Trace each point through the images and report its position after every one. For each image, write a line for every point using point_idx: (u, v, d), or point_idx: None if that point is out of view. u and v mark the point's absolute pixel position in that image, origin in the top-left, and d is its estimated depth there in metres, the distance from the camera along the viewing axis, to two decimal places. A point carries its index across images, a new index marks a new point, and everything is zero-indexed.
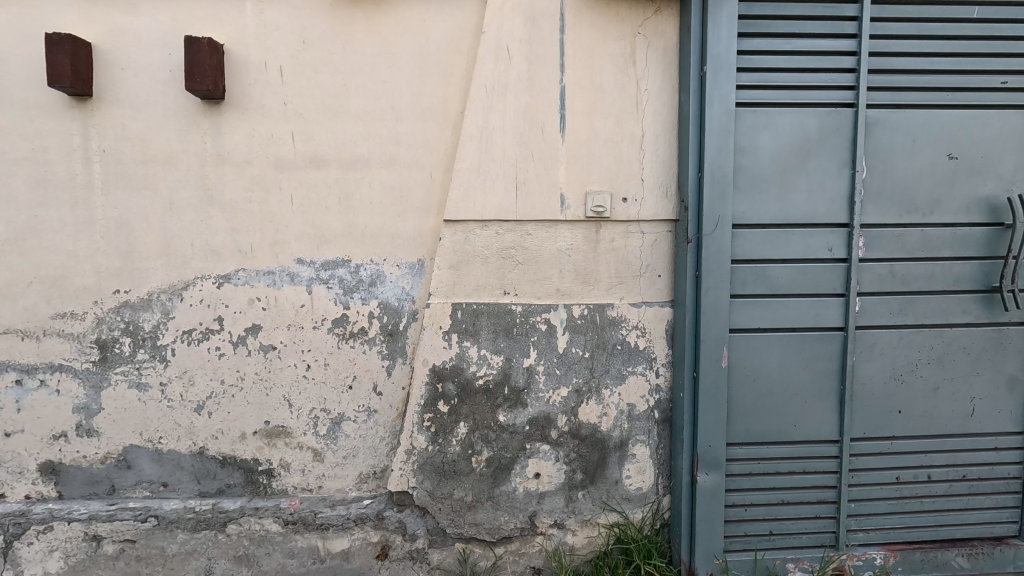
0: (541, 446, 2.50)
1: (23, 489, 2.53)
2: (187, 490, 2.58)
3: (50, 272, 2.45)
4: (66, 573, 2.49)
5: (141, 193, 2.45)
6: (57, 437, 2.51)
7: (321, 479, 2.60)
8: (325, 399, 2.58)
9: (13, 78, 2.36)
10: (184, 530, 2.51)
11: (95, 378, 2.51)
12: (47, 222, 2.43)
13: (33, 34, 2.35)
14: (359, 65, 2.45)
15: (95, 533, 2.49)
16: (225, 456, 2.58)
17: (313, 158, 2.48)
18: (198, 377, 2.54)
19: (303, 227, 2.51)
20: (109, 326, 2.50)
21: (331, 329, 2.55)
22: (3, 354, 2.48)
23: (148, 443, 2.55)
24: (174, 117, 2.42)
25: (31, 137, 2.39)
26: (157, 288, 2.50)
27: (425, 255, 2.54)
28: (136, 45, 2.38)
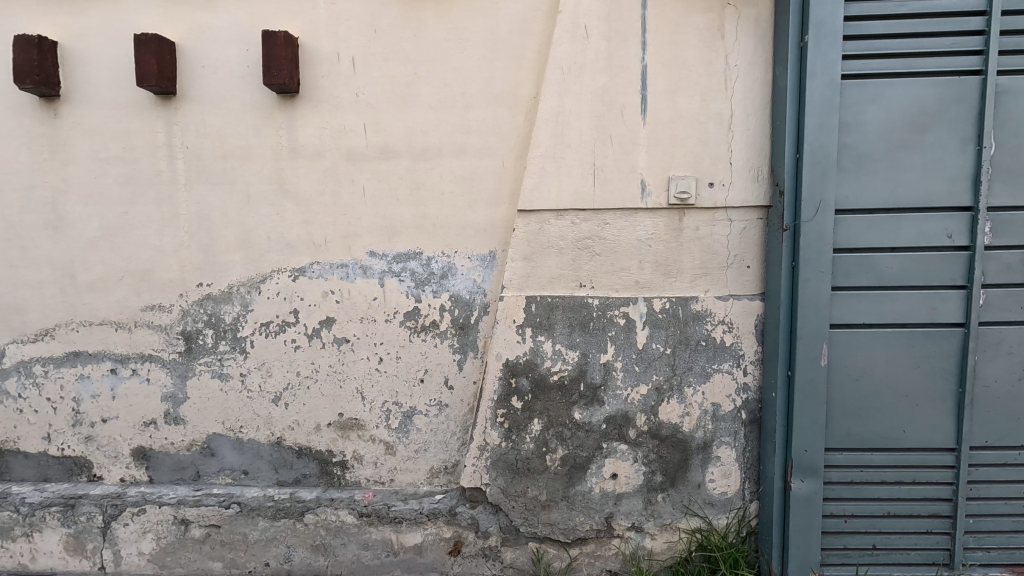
0: (619, 445, 2.39)
1: (118, 472, 2.66)
2: (266, 478, 2.63)
3: (139, 266, 2.55)
4: (157, 554, 2.59)
5: (221, 188, 2.50)
6: (147, 425, 2.62)
7: (393, 472, 2.61)
8: (397, 392, 2.57)
9: (104, 80, 2.45)
10: (264, 518, 2.56)
11: (181, 368, 2.60)
12: (136, 218, 2.53)
13: (121, 35, 2.43)
14: (430, 52, 2.39)
15: (184, 517, 2.57)
16: (301, 447, 2.62)
17: (385, 149, 2.45)
18: (276, 369, 2.58)
19: (374, 220, 2.49)
20: (193, 318, 2.57)
21: (402, 322, 2.53)
22: (98, 344, 2.60)
23: (230, 432, 2.62)
24: (251, 113, 2.45)
25: (120, 136, 2.48)
26: (236, 281, 2.55)
27: (497, 247, 2.47)
28: (214, 42, 2.42)
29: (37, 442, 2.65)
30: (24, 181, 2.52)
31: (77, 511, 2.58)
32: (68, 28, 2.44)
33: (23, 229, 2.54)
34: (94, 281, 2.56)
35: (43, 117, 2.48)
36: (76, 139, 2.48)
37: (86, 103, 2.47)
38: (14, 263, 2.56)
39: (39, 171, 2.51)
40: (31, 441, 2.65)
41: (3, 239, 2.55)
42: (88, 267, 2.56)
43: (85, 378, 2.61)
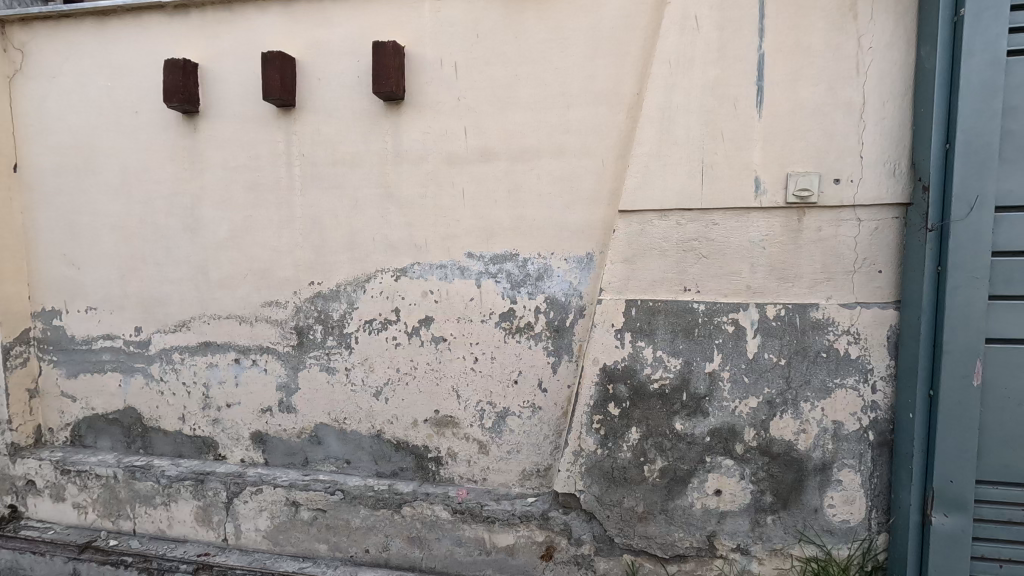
0: (724, 460, 2.24)
1: (239, 453, 2.91)
2: (367, 468, 2.76)
3: (260, 265, 2.77)
4: (271, 532, 2.78)
5: (332, 193, 2.65)
6: (263, 411, 2.85)
7: (485, 471, 2.63)
8: (491, 392, 2.59)
9: (235, 95, 2.69)
10: (365, 506, 2.66)
11: (294, 360, 2.79)
12: (258, 221, 2.75)
13: (249, 53, 2.65)
14: (531, 53, 2.38)
15: (294, 499, 2.74)
16: (399, 441, 2.72)
17: (484, 151, 2.47)
18: (377, 364, 2.70)
19: (472, 222, 2.52)
20: (305, 314, 2.75)
21: (498, 323, 2.54)
22: (225, 336, 2.86)
23: (335, 422, 2.78)
24: (360, 121, 2.57)
25: (247, 147, 2.71)
26: (344, 280, 2.69)
27: (595, 248, 2.41)
28: (329, 56, 2.57)
29: (174, 421, 2.97)
30: (168, 189, 2.82)
31: (206, 486, 2.83)
32: (205, 50, 2.70)
33: (166, 231, 2.86)
34: (223, 278, 2.82)
35: (185, 131, 2.76)
36: (210, 150, 2.75)
37: (219, 118, 2.72)
38: (159, 262, 2.88)
39: (180, 180, 2.81)
40: (169, 420, 2.97)
41: (151, 241, 2.87)
42: (218, 265, 2.82)
43: (213, 366, 2.88)
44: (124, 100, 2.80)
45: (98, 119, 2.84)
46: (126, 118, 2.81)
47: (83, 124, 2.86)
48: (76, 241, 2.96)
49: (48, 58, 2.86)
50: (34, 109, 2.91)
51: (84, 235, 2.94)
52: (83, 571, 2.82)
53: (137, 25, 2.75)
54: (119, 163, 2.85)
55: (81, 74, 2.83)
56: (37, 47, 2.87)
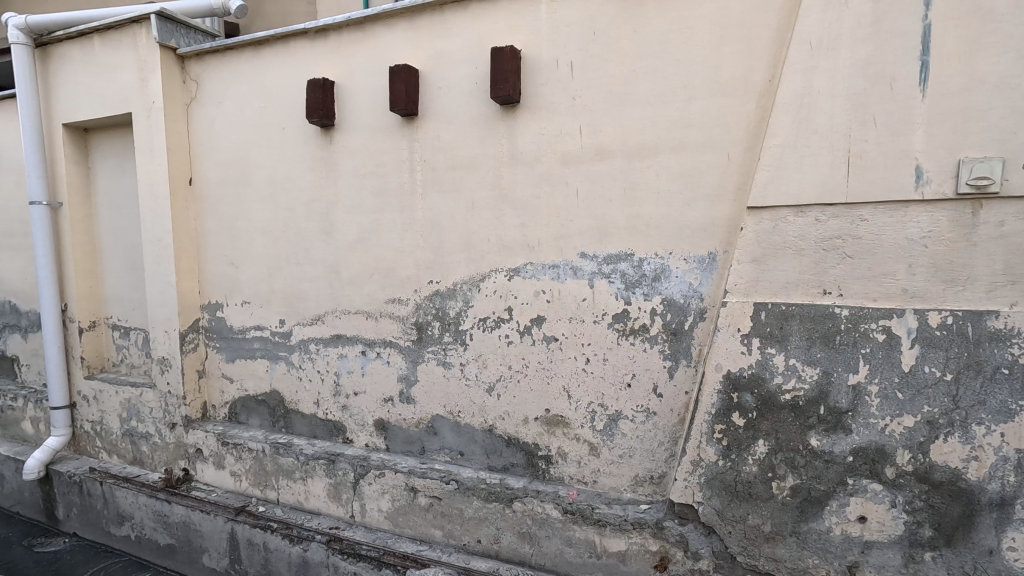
0: (870, 483, 1.98)
1: (364, 438, 3.16)
2: (479, 461, 2.86)
3: (385, 264, 2.98)
4: (391, 514, 2.98)
5: (450, 196, 2.77)
6: (386, 401, 3.07)
7: (596, 473, 2.60)
8: (603, 394, 2.55)
9: (364, 108, 2.92)
10: (478, 498, 2.76)
11: (414, 354, 2.97)
12: (384, 224, 2.95)
13: (378, 68, 2.86)
14: (650, 46, 2.30)
15: (412, 485, 2.91)
16: (510, 437, 2.78)
17: (600, 150, 2.43)
18: (490, 361, 2.78)
19: (586, 221, 2.49)
20: (424, 311, 2.91)
21: (611, 324, 2.50)
22: (354, 330, 3.11)
23: (450, 415, 2.91)
24: (478, 125, 2.66)
25: (375, 155, 2.93)
26: (460, 279, 2.81)
27: (719, 248, 2.27)
28: (449, 65, 2.69)
29: (310, 405, 3.29)
30: (308, 196, 3.14)
31: (336, 466, 3.11)
32: (340, 69, 2.96)
33: (306, 234, 3.18)
34: (353, 277, 3.08)
35: (322, 144, 3.05)
36: (343, 159, 3.01)
37: (351, 130, 2.97)
38: (300, 262, 3.21)
39: (318, 188, 3.11)
40: (307, 404, 3.30)
41: (293, 243, 3.21)
42: (349, 265, 3.08)
43: (343, 357, 3.16)
44: (273, 118, 3.16)
45: (252, 137, 3.24)
46: (275, 134, 3.17)
47: (241, 141, 3.28)
48: (234, 243, 3.40)
49: (215, 86, 3.32)
50: (204, 130, 3.39)
51: (241, 238, 3.37)
52: (238, 531, 3.22)
53: (285, 50, 3.08)
54: (270, 174, 3.22)
55: (240, 98, 3.24)
56: (208, 76, 3.34)
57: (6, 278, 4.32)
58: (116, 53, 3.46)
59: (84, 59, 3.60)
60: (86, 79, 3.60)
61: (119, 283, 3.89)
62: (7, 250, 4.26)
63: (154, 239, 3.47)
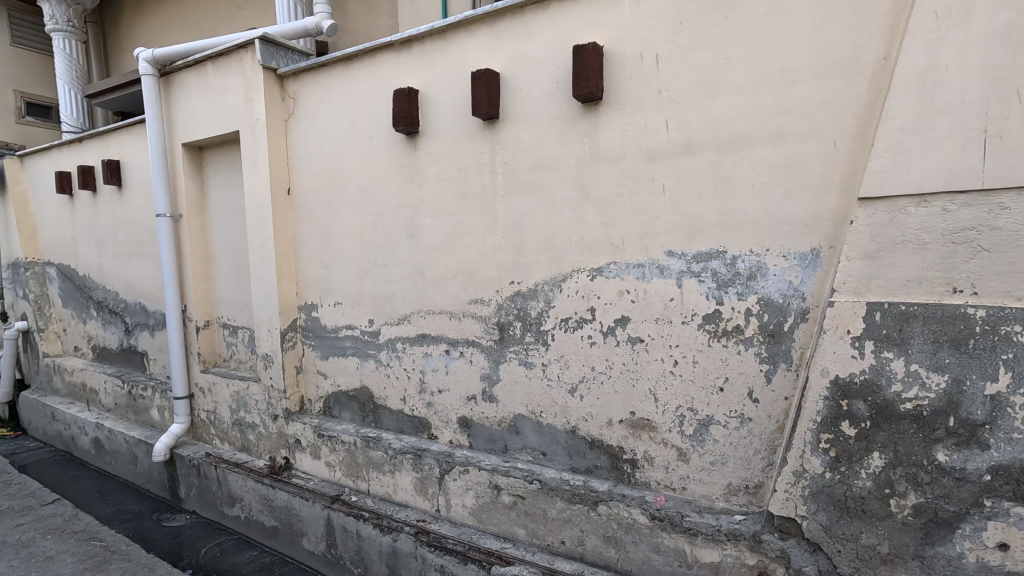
0: (1014, 507, 1.73)
1: (448, 435, 3.25)
2: (562, 462, 2.85)
3: (467, 266, 3.05)
4: (476, 510, 3.04)
5: (531, 197, 2.78)
6: (469, 399, 3.13)
7: (685, 480, 2.51)
8: (692, 398, 2.45)
9: (447, 114, 3.00)
10: (562, 499, 2.74)
11: (496, 354, 3.01)
12: (466, 227, 3.02)
13: (460, 74, 2.93)
14: (744, 31, 2.18)
15: (496, 483, 2.95)
16: (594, 439, 2.74)
17: (688, 143, 2.34)
18: (573, 362, 2.75)
19: (673, 218, 2.41)
20: (506, 312, 2.94)
21: (700, 325, 2.39)
22: (438, 329, 3.20)
23: (532, 415, 2.92)
24: (559, 125, 2.65)
25: (457, 160, 3.00)
26: (541, 280, 2.80)
27: (824, 243, 2.11)
28: (530, 66, 2.70)
29: (397, 401, 3.44)
30: (394, 202, 3.28)
31: (422, 461, 3.21)
32: (424, 77, 3.06)
33: (393, 238, 3.32)
34: (436, 278, 3.17)
35: (407, 151, 3.17)
36: (427, 164, 3.11)
37: (434, 136, 3.06)
38: (387, 264, 3.36)
39: (403, 194, 3.23)
40: (394, 400, 3.45)
41: (381, 247, 3.37)
42: (433, 267, 3.18)
43: (428, 355, 3.26)
44: (362, 129, 3.33)
45: (343, 147, 3.43)
46: (364, 143, 3.34)
47: (333, 152, 3.49)
48: (328, 248, 3.62)
49: (310, 102, 3.56)
50: (301, 143, 3.64)
51: (333, 243, 3.58)
52: (334, 518, 3.43)
53: (373, 63, 3.24)
54: (359, 182, 3.40)
55: (332, 111, 3.45)
56: (304, 93, 3.59)
57: (137, 282, 4.89)
58: (226, 77, 3.81)
59: (199, 84, 3.99)
60: (201, 101, 3.99)
61: (229, 286, 4.28)
62: (137, 258, 4.82)
63: (259, 245, 3.78)
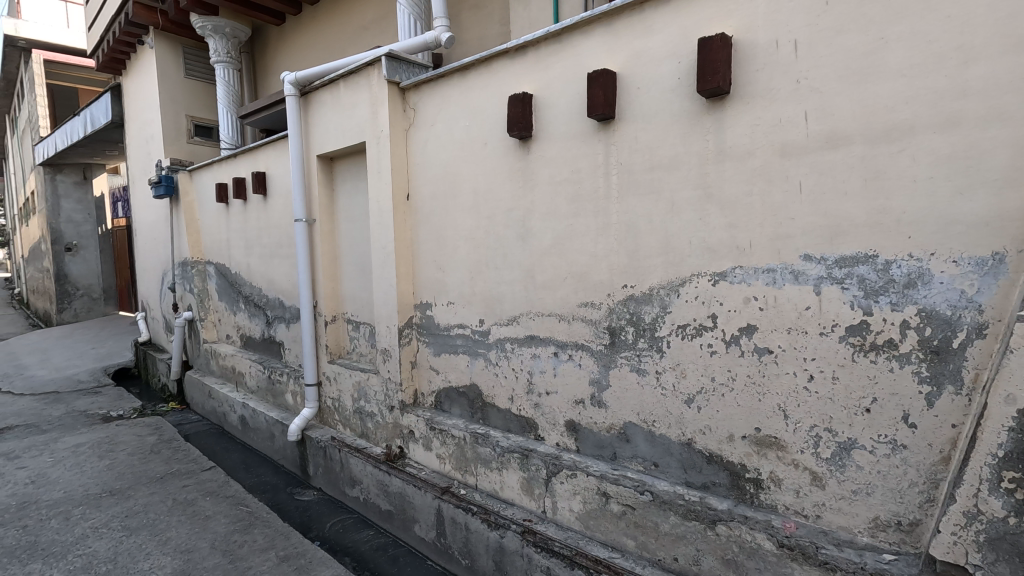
0: None
1: (555, 437, 3.25)
2: (676, 475, 2.72)
3: (578, 268, 3.02)
4: (583, 515, 3.00)
5: (648, 198, 2.69)
6: (577, 403, 3.11)
7: (820, 507, 2.27)
8: (831, 418, 2.21)
9: (561, 116, 3.00)
10: (675, 513, 2.62)
11: (606, 359, 2.95)
12: (578, 229, 2.99)
13: (576, 76, 2.92)
14: (907, 6, 1.93)
15: (605, 491, 2.89)
16: (712, 453, 2.59)
17: (832, 136, 2.11)
18: (690, 371, 2.62)
19: (812, 219, 2.19)
20: (618, 316, 2.87)
21: (842, 337, 2.15)
22: (547, 331, 3.21)
23: (644, 423, 2.83)
24: (680, 122, 2.53)
25: (570, 162, 2.98)
26: (657, 284, 2.70)
27: (1010, 246, 1.79)
28: (649, 63, 2.62)
29: (505, 400, 3.51)
30: (506, 205, 3.35)
31: (529, 461, 3.25)
32: (538, 81, 3.09)
33: (504, 241, 3.39)
34: (546, 280, 3.18)
35: (520, 155, 3.22)
36: (539, 167, 3.13)
37: (547, 139, 3.07)
38: (498, 266, 3.44)
39: (515, 197, 3.29)
40: (502, 399, 3.53)
41: (493, 249, 3.46)
42: (543, 269, 3.19)
43: (536, 357, 3.29)
44: (476, 135, 3.45)
45: (459, 153, 3.58)
46: (478, 149, 3.45)
47: (449, 158, 3.65)
48: (442, 250, 3.80)
49: (429, 112, 3.75)
50: (420, 151, 3.86)
51: (447, 245, 3.75)
52: (444, 508, 3.59)
53: (489, 70, 3.34)
54: (473, 186, 3.52)
55: (449, 120, 3.62)
56: (423, 104, 3.79)
57: (277, 280, 5.51)
58: (355, 93, 4.16)
59: (332, 101, 4.39)
60: (334, 117, 4.39)
61: (353, 285, 4.67)
62: (278, 258, 5.43)
63: (381, 248, 4.06)
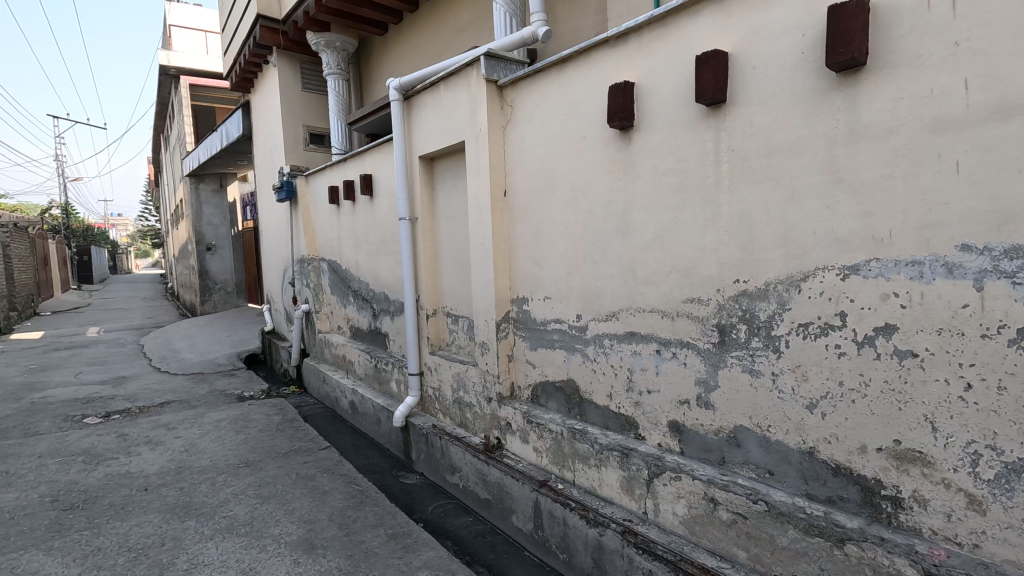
0: None
1: (657, 437, 3.15)
2: (795, 486, 2.51)
3: (683, 263, 2.87)
4: (688, 520, 2.87)
5: (764, 185, 2.49)
6: (682, 403, 2.97)
7: (978, 535, 1.98)
8: (995, 434, 1.91)
9: (665, 103, 2.87)
10: (795, 527, 2.41)
11: (714, 358, 2.79)
12: (684, 221, 2.84)
13: (682, 59, 2.78)
14: None
15: (713, 496, 2.74)
16: (839, 465, 2.35)
17: (1002, 105, 1.81)
18: (812, 374, 2.40)
19: (973, 204, 1.89)
20: (729, 313, 2.69)
21: (1012, 341, 1.84)
22: (649, 328, 3.11)
23: (758, 428, 2.64)
24: (804, 101, 2.31)
25: (675, 151, 2.85)
26: (775, 279, 2.50)
27: None
28: (768, 39, 2.42)
29: (603, 397, 3.46)
30: (605, 198, 3.27)
31: (630, 460, 3.16)
32: (641, 69, 2.98)
33: (603, 235, 3.33)
34: (648, 275, 3.07)
35: (620, 146, 3.13)
36: (641, 158, 3.02)
37: (651, 128, 2.96)
38: (597, 261, 3.38)
39: (615, 190, 3.21)
40: (600, 395, 3.48)
41: (591, 244, 3.41)
42: (645, 263, 3.08)
43: (637, 354, 3.19)
44: (575, 128, 3.41)
45: (556, 148, 3.56)
46: (576, 142, 3.41)
47: (547, 153, 3.64)
48: (539, 245, 3.81)
49: (527, 107, 3.77)
50: (517, 147, 3.90)
51: (545, 240, 3.76)
52: (542, 501, 3.61)
53: (587, 61, 3.27)
54: (571, 180, 3.49)
55: (547, 114, 3.61)
56: (521, 100, 3.82)
57: (382, 275, 5.87)
58: (456, 94, 4.29)
59: (434, 103, 4.57)
60: (435, 119, 4.57)
61: (452, 280, 4.84)
62: (383, 255, 5.78)
63: (479, 244, 4.17)
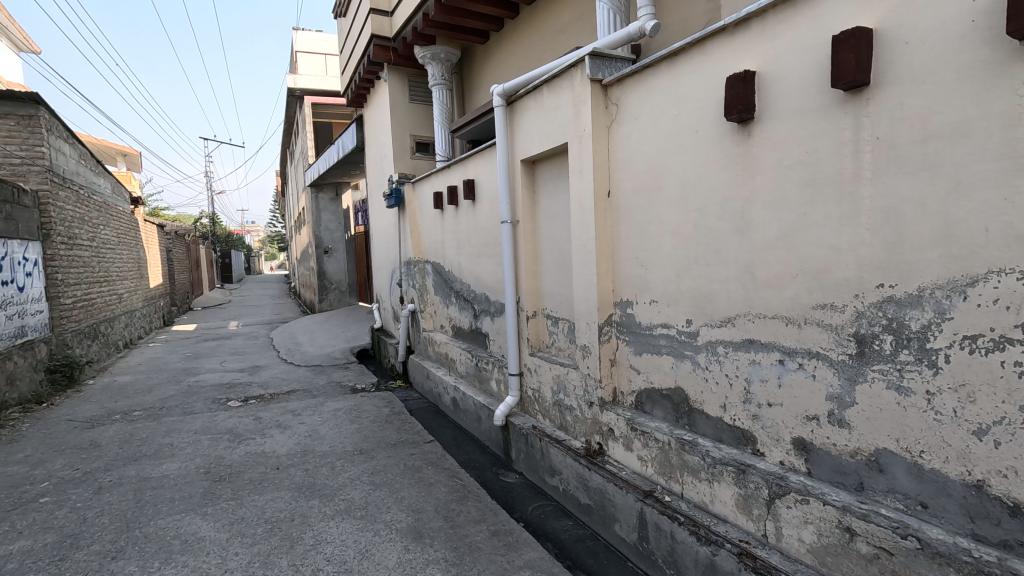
0: None
1: (779, 455, 2.89)
2: (955, 523, 2.18)
3: (813, 264, 2.61)
4: (817, 549, 2.60)
5: (919, 176, 2.18)
6: (809, 419, 2.71)
7: None
8: None
9: (792, 91, 2.64)
10: (957, 571, 2.09)
11: (851, 371, 2.50)
12: (815, 219, 2.58)
13: (814, 41, 2.53)
14: None
15: (849, 526, 2.45)
16: (1017, 504, 1.99)
17: None
18: (981, 394, 2.06)
19: None
20: (869, 321, 2.40)
21: None
22: (770, 336, 2.87)
23: (906, 453, 2.32)
24: (972, 77, 1.99)
25: (804, 142, 2.60)
26: (931, 283, 2.18)
27: None
28: (924, 10, 2.12)
29: (716, 408, 3.25)
30: (720, 196, 3.08)
31: (748, 477, 2.93)
32: (764, 56, 2.76)
33: (718, 235, 3.13)
34: (770, 277, 2.83)
35: (738, 140, 2.92)
36: (762, 151, 2.80)
37: (774, 118, 2.73)
38: (709, 262, 3.19)
39: (731, 186, 3.01)
40: (712, 406, 3.28)
41: (703, 244, 3.22)
42: (766, 265, 2.85)
43: (756, 363, 2.96)
44: (686, 123, 3.24)
45: (666, 145, 3.42)
46: (688, 138, 3.24)
47: (655, 150, 3.51)
48: (645, 246, 3.68)
49: (633, 104, 3.66)
50: (623, 145, 3.79)
51: (651, 241, 3.62)
52: (647, 512, 3.48)
53: (701, 51, 3.10)
54: (681, 177, 3.33)
55: (656, 110, 3.47)
56: (627, 97, 3.72)
57: (484, 276, 6.04)
58: (559, 95, 4.28)
59: (537, 107, 4.60)
60: (537, 121, 4.60)
61: (553, 281, 4.85)
62: (485, 257, 5.95)
63: (581, 245, 4.12)
